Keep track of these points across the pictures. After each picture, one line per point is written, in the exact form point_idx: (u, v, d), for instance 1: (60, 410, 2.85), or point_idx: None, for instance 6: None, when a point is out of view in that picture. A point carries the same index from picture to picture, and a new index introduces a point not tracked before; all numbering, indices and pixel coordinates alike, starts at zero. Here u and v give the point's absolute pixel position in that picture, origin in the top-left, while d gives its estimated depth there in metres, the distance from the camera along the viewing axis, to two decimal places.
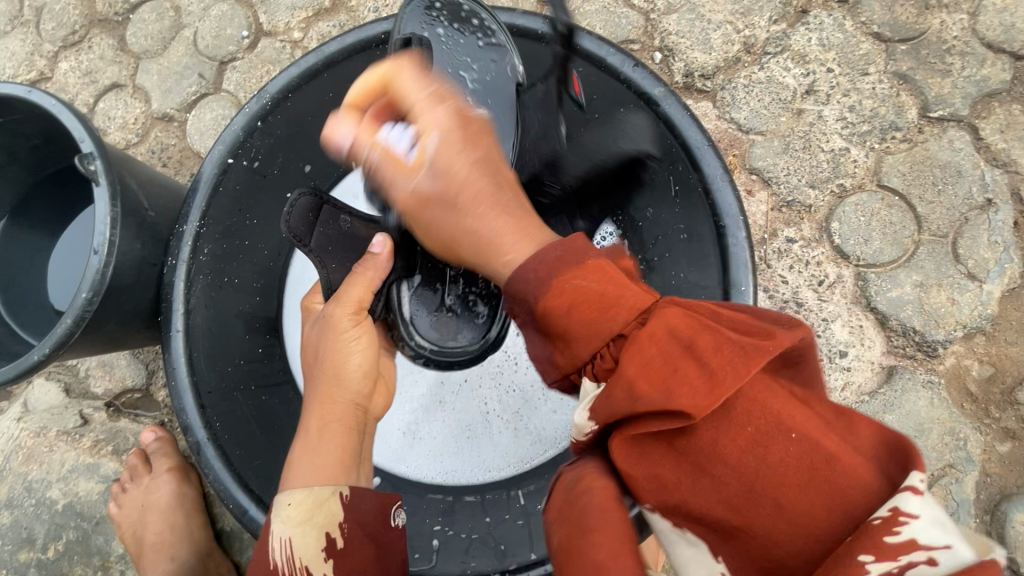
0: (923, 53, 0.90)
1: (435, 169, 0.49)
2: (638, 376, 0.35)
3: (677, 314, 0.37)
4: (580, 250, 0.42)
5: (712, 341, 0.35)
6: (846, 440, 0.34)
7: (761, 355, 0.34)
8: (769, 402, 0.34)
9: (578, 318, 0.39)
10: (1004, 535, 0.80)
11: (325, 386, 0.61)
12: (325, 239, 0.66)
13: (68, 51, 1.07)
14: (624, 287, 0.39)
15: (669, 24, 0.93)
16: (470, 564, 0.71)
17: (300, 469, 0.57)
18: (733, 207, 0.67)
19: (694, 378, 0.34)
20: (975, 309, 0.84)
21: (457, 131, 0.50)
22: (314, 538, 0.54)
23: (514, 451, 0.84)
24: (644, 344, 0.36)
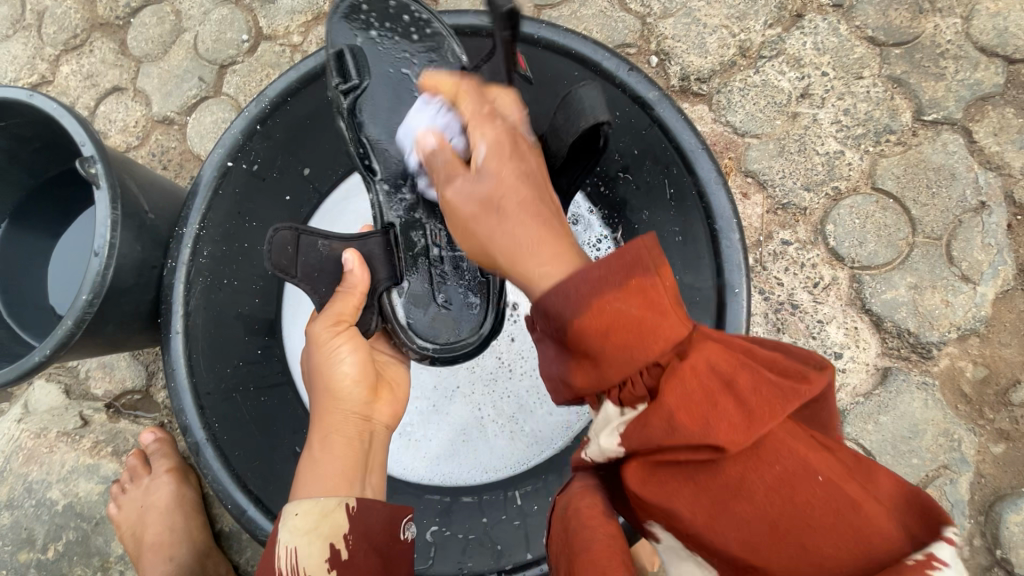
0: (917, 57, 0.91)
1: (482, 174, 0.45)
2: (678, 407, 0.36)
3: (715, 350, 0.38)
4: (630, 268, 0.37)
5: (749, 381, 0.37)
6: (872, 489, 0.37)
7: (791, 399, 0.36)
8: (796, 442, 0.37)
9: (613, 343, 0.37)
10: (998, 536, 0.81)
11: (322, 398, 0.59)
12: (311, 267, 0.65)
13: (69, 55, 1.08)
14: (667, 310, 0.37)
15: (665, 28, 0.93)
16: (466, 563, 0.72)
17: (307, 479, 0.55)
18: (726, 210, 0.68)
19: (733, 416, 0.35)
20: (969, 311, 0.85)
21: (507, 145, 0.47)
22: (320, 548, 0.52)
23: (510, 454, 0.85)
24: (684, 378, 0.36)
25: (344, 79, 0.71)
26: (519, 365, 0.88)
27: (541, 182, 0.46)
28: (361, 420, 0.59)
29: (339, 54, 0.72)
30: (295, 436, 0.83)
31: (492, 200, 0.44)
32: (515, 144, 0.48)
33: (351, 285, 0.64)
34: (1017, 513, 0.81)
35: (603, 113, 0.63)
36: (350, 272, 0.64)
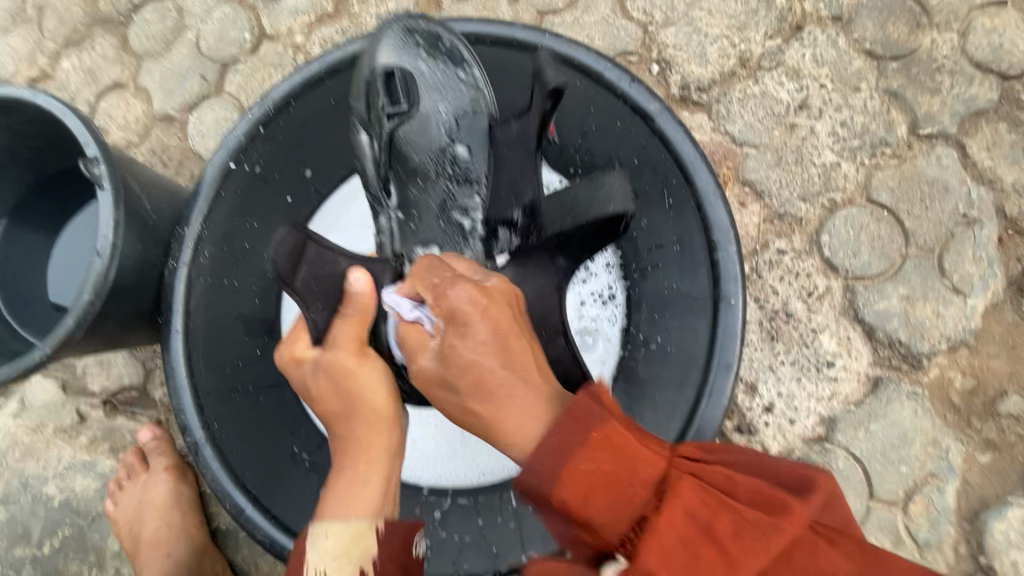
0: (914, 71, 0.92)
1: (442, 351, 0.48)
2: (661, 568, 0.36)
3: (692, 490, 0.39)
4: (586, 425, 0.41)
5: (729, 520, 0.38)
6: None
7: (775, 529, 0.38)
8: (801, 558, 0.38)
9: (597, 507, 0.39)
10: (982, 543, 0.82)
11: (359, 422, 0.56)
12: (311, 277, 0.58)
13: (70, 50, 1.07)
14: (634, 459, 0.40)
15: (667, 37, 0.94)
16: (463, 565, 0.77)
17: (338, 500, 0.54)
18: (724, 223, 0.71)
19: (716, 565, 0.36)
20: (959, 322, 0.86)
21: (477, 315, 0.48)
22: (350, 573, 0.53)
23: (511, 456, 0.81)
24: (660, 531, 0.37)
25: (393, 102, 0.64)
26: None
27: (506, 345, 0.47)
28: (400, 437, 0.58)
29: (389, 74, 0.65)
30: (292, 436, 0.78)
31: (455, 379, 0.47)
32: (478, 313, 0.48)
33: (357, 307, 0.58)
34: (1002, 521, 0.82)
35: (628, 205, 0.64)
36: (358, 293, 0.58)
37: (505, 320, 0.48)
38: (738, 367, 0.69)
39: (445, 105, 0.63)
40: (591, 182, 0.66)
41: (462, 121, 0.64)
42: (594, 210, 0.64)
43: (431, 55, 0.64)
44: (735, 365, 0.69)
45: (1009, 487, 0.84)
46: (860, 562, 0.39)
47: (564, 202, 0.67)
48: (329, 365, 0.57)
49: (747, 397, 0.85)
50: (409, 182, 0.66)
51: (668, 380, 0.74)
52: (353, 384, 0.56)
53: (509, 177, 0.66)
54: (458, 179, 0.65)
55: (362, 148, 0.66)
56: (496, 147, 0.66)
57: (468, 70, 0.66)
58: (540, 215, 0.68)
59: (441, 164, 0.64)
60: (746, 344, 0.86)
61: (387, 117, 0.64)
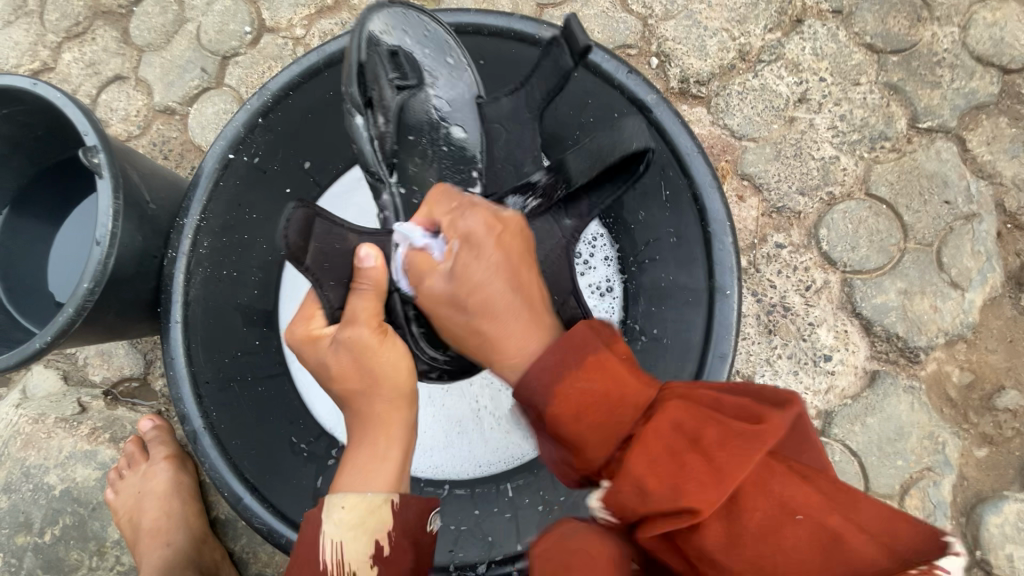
0: (914, 65, 0.92)
1: (453, 270, 0.50)
2: (642, 469, 0.36)
3: (680, 409, 0.39)
4: (581, 348, 0.42)
5: (715, 433, 0.37)
6: (854, 518, 0.37)
7: (756, 443, 0.36)
8: (770, 487, 0.37)
9: (588, 421, 0.40)
10: (978, 537, 0.82)
11: (382, 398, 0.57)
12: (321, 254, 0.60)
13: (71, 42, 1.08)
14: (619, 386, 0.41)
15: (666, 30, 0.94)
16: (457, 555, 0.73)
17: (356, 472, 0.54)
18: (720, 213, 0.69)
19: (699, 475, 0.35)
20: (957, 316, 0.86)
21: (487, 238, 0.51)
22: (365, 545, 0.52)
23: (504, 447, 0.86)
24: (648, 442, 0.37)
25: (401, 76, 0.73)
26: None
27: (515, 271, 0.50)
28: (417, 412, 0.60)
29: (395, 53, 0.72)
30: (292, 426, 0.84)
31: (463, 298, 0.49)
32: (489, 231, 0.52)
33: (370, 281, 0.58)
34: (998, 515, 0.82)
35: (650, 142, 0.62)
36: (370, 268, 0.58)
37: (515, 248, 0.52)
38: (733, 358, 0.68)
39: (444, 93, 0.73)
40: (611, 126, 0.63)
41: (456, 103, 0.74)
42: (618, 149, 0.62)
43: (422, 40, 0.74)
44: (729, 355, 0.67)
45: (1005, 481, 0.84)
46: (832, 496, 0.38)
47: (589, 149, 0.63)
48: (351, 343, 0.57)
49: None
50: (410, 160, 0.73)
51: (663, 372, 0.74)
52: (376, 362, 0.57)
53: (503, 152, 0.72)
54: (456, 156, 0.72)
55: (360, 130, 0.70)
56: (488, 124, 0.73)
57: (456, 54, 0.74)
58: (566, 169, 0.64)
59: (439, 144, 0.73)
60: (743, 337, 0.87)
61: (393, 88, 0.71)
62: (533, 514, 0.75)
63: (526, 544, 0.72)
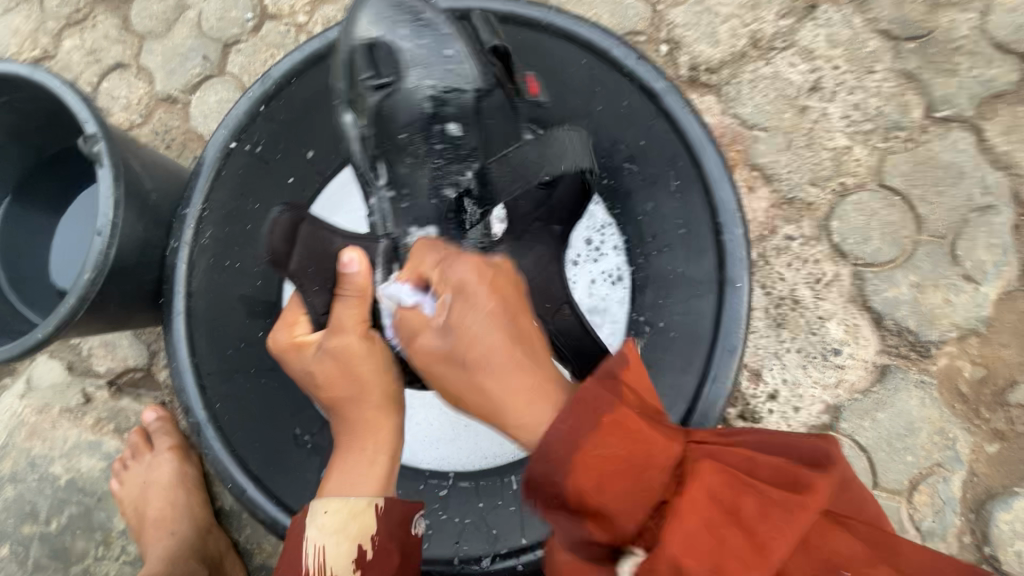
0: (930, 52, 0.89)
1: (448, 324, 0.47)
2: (685, 554, 0.34)
3: (713, 473, 0.37)
4: (594, 407, 0.38)
5: (756, 501, 0.36)
6: (895, 566, 0.39)
7: (797, 505, 0.36)
8: (813, 545, 0.38)
9: (610, 493, 0.37)
10: (987, 534, 0.82)
11: (369, 403, 0.57)
12: (306, 260, 0.56)
13: (72, 29, 1.06)
14: (646, 443, 0.38)
15: (676, 16, 0.92)
16: (461, 547, 0.74)
17: (339, 478, 0.56)
18: (731, 205, 0.69)
19: (742, 548, 0.34)
20: (970, 311, 0.85)
21: (481, 288, 0.48)
22: (348, 549, 0.54)
23: (513, 440, 0.82)
24: (686, 514, 0.35)
25: (374, 73, 0.62)
26: None
27: (515, 322, 0.48)
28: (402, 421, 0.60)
29: (371, 46, 0.63)
30: (295, 417, 0.79)
31: (463, 351, 0.46)
32: (483, 286, 0.48)
33: (355, 288, 0.56)
34: (1008, 512, 0.81)
35: (582, 160, 0.66)
36: (354, 273, 0.56)
37: (513, 299, 0.49)
38: (742, 353, 0.67)
39: (430, 82, 0.62)
40: (540, 141, 0.66)
41: (448, 93, 0.62)
42: (547, 168, 0.65)
43: (419, 33, 0.64)
44: (739, 349, 0.67)
45: (1016, 478, 0.83)
46: (875, 545, 0.39)
47: (512, 162, 0.66)
48: (337, 350, 0.56)
49: (751, 384, 0.84)
50: (398, 160, 0.64)
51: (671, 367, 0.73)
52: (361, 367, 0.56)
53: (502, 145, 0.67)
54: (451, 155, 0.64)
55: (348, 129, 0.66)
56: (484, 120, 0.65)
57: (454, 46, 0.64)
58: (490, 181, 0.66)
59: (433, 143, 0.63)
60: (751, 331, 0.85)
61: (370, 88, 0.62)
62: None
63: (531, 538, 0.73)
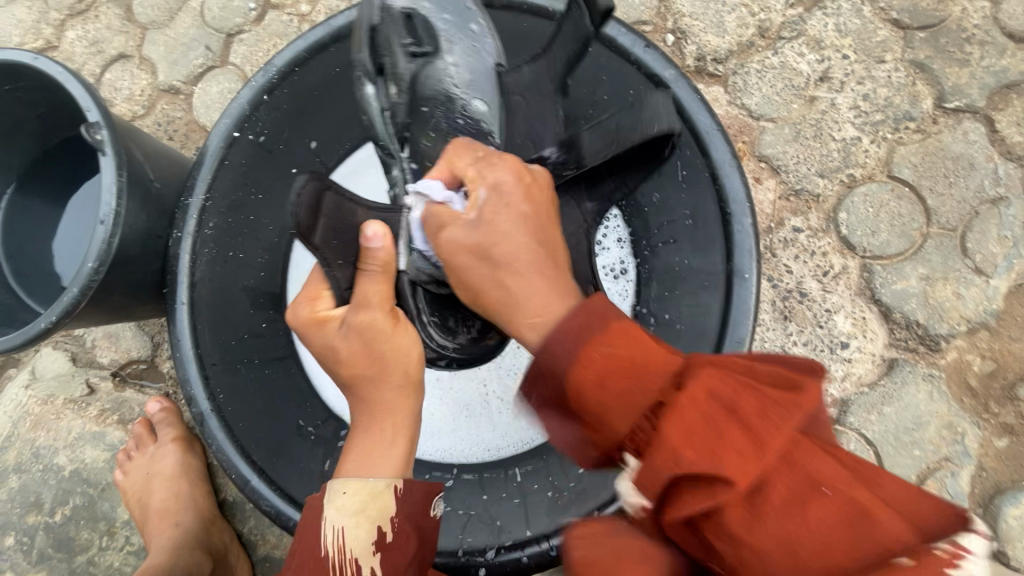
0: (941, 42, 0.88)
1: (478, 220, 0.48)
2: (678, 441, 0.34)
3: (714, 374, 0.36)
4: (604, 315, 0.41)
5: (754, 402, 0.35)
6: (877, 495, 0.34)
7: (796, 408, 0.35)
8: (799, 457, 0.33)
9: (612, 386, 0.39)
10: (996, 529, 0.81)
11: (391, 384, 0.57)
12: (330, 230, 0.54)
13: (74, 20, 1.06)
14: (648, 351, 0.39)
15: (683, 6, 0.91)
16: (466, 539, 0.73)
17: (358, 458, 0.56)
18: (740, 194, 0.69)
19: (741, 445, 0.33)
20: (979, 304, 0.84)
21: (516, 191, 0.49)
22: (367, 531, 0.53)
23: (514, 432, 0.84)
24: (681, 408, 0.35)
25: (415, 42, 0.64)
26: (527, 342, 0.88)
27: (544, 226, 0.49)
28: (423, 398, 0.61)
29: (407, 16, 0.65)
30: (299, 409, 0.81)
31: (489, 246, 0.47)
32: (519, 195, 0.49)
33: (378, 262, 0.54)
34: (1016, 507, 0.81)
35: (674, 124, 0.62)
36: (378, 247, 0.54)
37: (543, 204, 0.50)
38: (750, 343, 0.67)
39: (461, 61, 0.64)
40: (634, 107, 0.63)
41: (475, 77, 0.64)
42: (639, 131, 0.61)
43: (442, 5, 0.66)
44: (747, 339, 0.66)
45: None
46: (856, 471, 0.35)
47: (606, 127, 0.62)
48: (362, 328, 0.55)
49: None
50: (422, 135, 0.64)
51: None
52: (388, 346, 0.56)
53: (525, 126, 0.66)
54: (473, 130, 0.63)
55: (370, 99, 0.66)
56: (508, 96, 0.65)
57: (479, 21, 0.66)
58: (580, 146, 0.62)
59: (455, 117, 0.63)
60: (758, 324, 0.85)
61: (405, 55, 0.64)
62: (542, 499, 0.75)
63: (535, 530, 0.72)
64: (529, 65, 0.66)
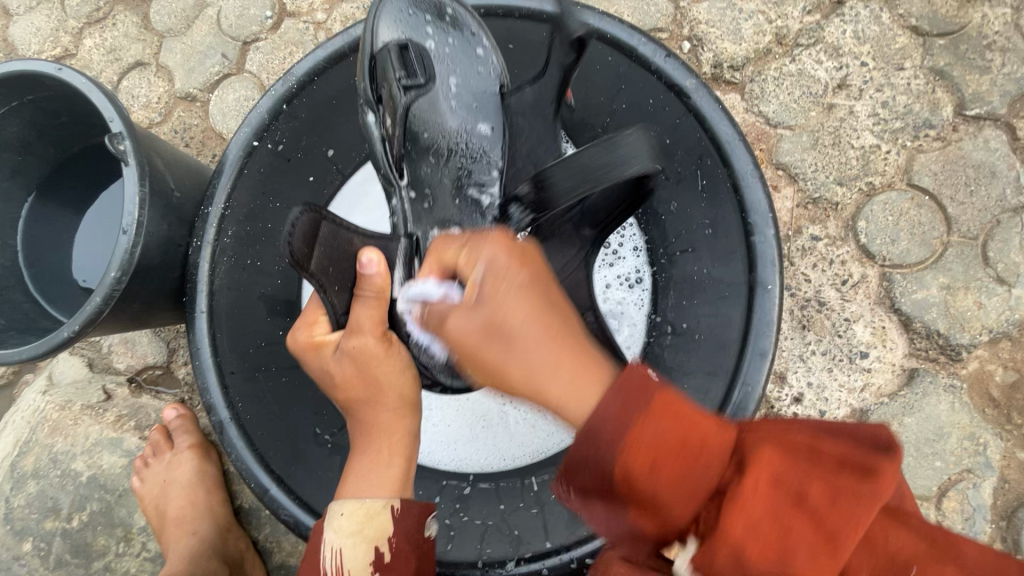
0: (962, 48, 0.87)
1: (482, 301, 0.42)
2: (752, 548, 0.32)
3: (777, 459, 0.33)
4: (641, 391, 0.35)
5: (824, 489, 0.33)
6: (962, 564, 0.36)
7: (875, 498, 0.33)
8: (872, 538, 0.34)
9: (663, 480, 0.34)
10: (1019, 542, 0.80)
11: (384, 406, 0.57)
12: (325, 257, 0.58)
13: (93, 28, 1.07)
14: (700, 427, 0.35)
15: (699, 13, 0.91)
16: (485, 550, 0.72)
17: (357, 480, 0.55)
18: (761, 205, 0.67)
19: (808, 537, 0.32)
20: (1001, 313, 0.83)
21: (510, 261, 0.44)
22: (365, 551, 0.54)
23: (531, 441, 0.85)
24: (747, 505, 0.32)
25: (406, 74, 0.66)
26: None
27: (550, 294, 0.43)
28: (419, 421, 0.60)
29: (401, 47, 0.67)
30: (315, 417, 0.80)
31: (501, 331, 0.40)
32: (511, 276, 0.43)
33: (374, 290, 0.55)
34: None
35: (648, 164, 0.54)
36: (373, 275, 0.55)
37: (540, 268, 0.45)
38: (773, 355, 0.65)
39: (457, 79, 0.68)
40: (605, 143, 0.55)
41: (479, 99, 0.69)
42: (611, 173, 0.54)
43: (445, 30, 0.68)
44: (770, 351, 0.65)
45: None
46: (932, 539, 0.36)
47: (573, 167, 0.56)
48: (357, 353, 0.56)
49: (776, 387, 0.83)
50: (423, 161, 0.68)
51: (696, 371, 0.72)
52: (379, 370, 0.56)
53: (527, 149, 0.71)
54: (475, 155, 0.68)
55: (373, 129, 0.69)
56: (511, 117, 0.70)
57: (484, 44, 0.70)
58: (549, 188, 0.57)
59: (457, 142, 0.68)
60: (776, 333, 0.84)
61: (400, 90, 0.66)
62: (561, 509, 0.74)
63: (556, 541, 0.71)
64: (531, 84, 0.69)
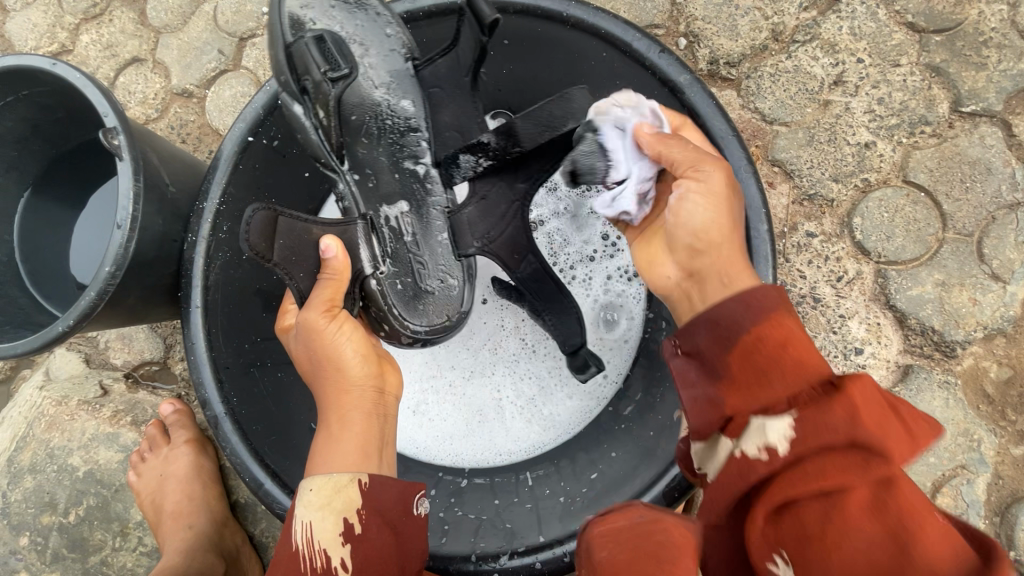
0: (958, 45, 0.87)
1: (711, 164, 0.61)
2: (862, 407, 0.40)
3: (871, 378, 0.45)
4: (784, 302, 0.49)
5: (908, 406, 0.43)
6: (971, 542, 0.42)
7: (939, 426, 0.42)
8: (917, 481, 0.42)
9: (792, 352, 0.45)
10: (1013, 538, 0.80)
11: (330, 378, 0.62)
12: (284, 250, 0.61)
13: (90, 24, 1.07)
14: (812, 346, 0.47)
15: (695, 9, 0.90)
16: (478, 543, 0.71)
17: (322, 458, 0.59)
18: (756, 200, 0.66)
19: (901, 431, 0.40)
20: (996, 310, 0.83)
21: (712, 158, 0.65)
22: (333, 523, 0.56)
23: (525, 437, 0.86)
24: (861, 383, 0.42)
25: (331, 66, 0.66)
26: (542, 347, 0.88)
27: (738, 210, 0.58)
28: (374, 395, 0.62)
29: (319, 39, 0.66)
30: (310, 412, 0.84)
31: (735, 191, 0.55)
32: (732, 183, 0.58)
33: (334, 272, 0.63)
34: None
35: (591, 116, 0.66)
36: (332, 259, 0.63)
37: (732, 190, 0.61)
38: None
39: (374, 60, 0.70)
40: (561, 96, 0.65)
41: (392, 72, 0.70)
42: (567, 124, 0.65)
43: (350, 11, 0.69)
44: None
45: None
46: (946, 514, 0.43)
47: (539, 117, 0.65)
48: (307, 330, 0.61)
49: None
50: (357, 142, 0.71)
51: None
52: (323, 345, 0.61)
53: (451, 117, 0.73)
54: (402, 129, 0.71)
55: (301, 119, 0.67)
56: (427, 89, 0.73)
57: (391, 26, 0.70)
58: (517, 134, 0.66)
59: (383, 120, 0.71)
60: None
61: (326, 81, 0.65)
62: (553, 504, 0.74)
63: (549, 535, 0.69)
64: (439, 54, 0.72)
